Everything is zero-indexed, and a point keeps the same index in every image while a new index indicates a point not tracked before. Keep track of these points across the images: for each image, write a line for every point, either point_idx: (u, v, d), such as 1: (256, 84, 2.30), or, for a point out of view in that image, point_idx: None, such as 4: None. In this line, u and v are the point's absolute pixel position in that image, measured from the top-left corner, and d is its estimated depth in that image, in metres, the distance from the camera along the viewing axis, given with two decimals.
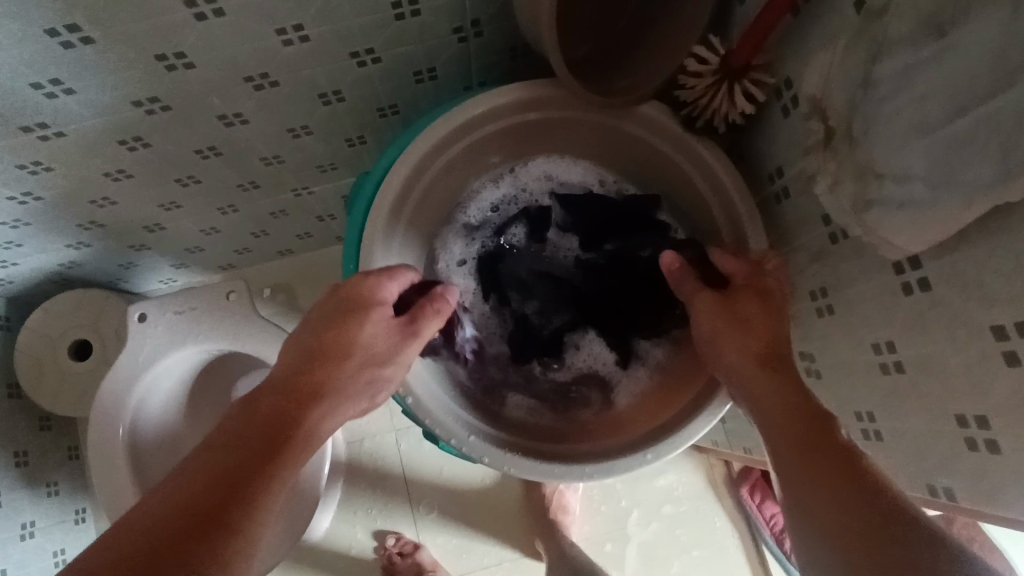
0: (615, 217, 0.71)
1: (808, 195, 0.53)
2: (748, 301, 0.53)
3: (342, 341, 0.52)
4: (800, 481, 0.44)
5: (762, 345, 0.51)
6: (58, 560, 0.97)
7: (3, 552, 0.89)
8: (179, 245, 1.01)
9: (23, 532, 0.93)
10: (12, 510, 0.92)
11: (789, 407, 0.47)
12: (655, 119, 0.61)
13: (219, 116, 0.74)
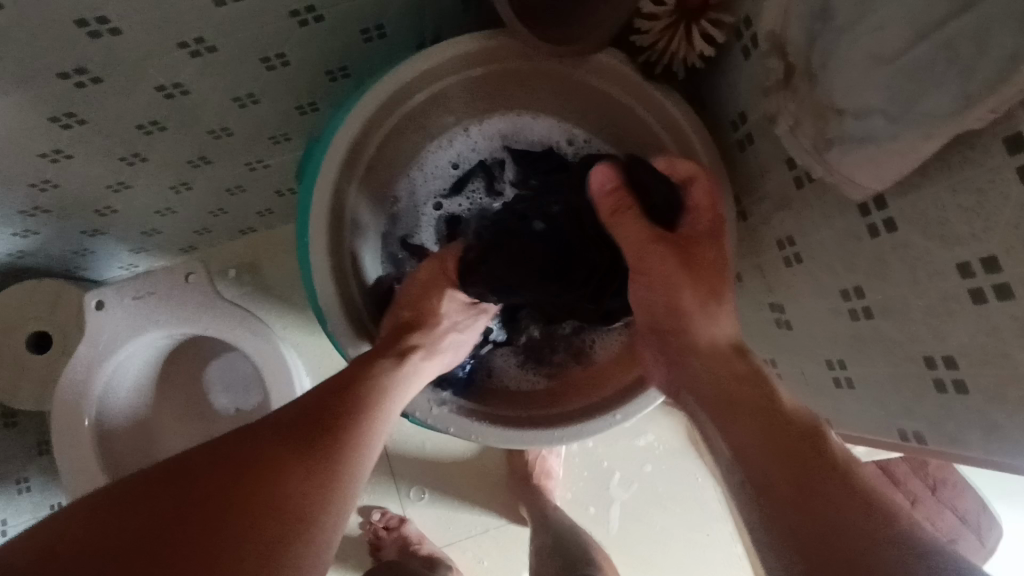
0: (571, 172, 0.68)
1: (771, 140, 0.51)
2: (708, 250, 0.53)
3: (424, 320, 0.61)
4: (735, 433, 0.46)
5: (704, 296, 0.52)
6: None
7: None
8: (134, 228, 0.97)
9: None
10: None
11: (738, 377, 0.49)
12: (610, 67, 0.59)
13: (157, 86, 0.69)
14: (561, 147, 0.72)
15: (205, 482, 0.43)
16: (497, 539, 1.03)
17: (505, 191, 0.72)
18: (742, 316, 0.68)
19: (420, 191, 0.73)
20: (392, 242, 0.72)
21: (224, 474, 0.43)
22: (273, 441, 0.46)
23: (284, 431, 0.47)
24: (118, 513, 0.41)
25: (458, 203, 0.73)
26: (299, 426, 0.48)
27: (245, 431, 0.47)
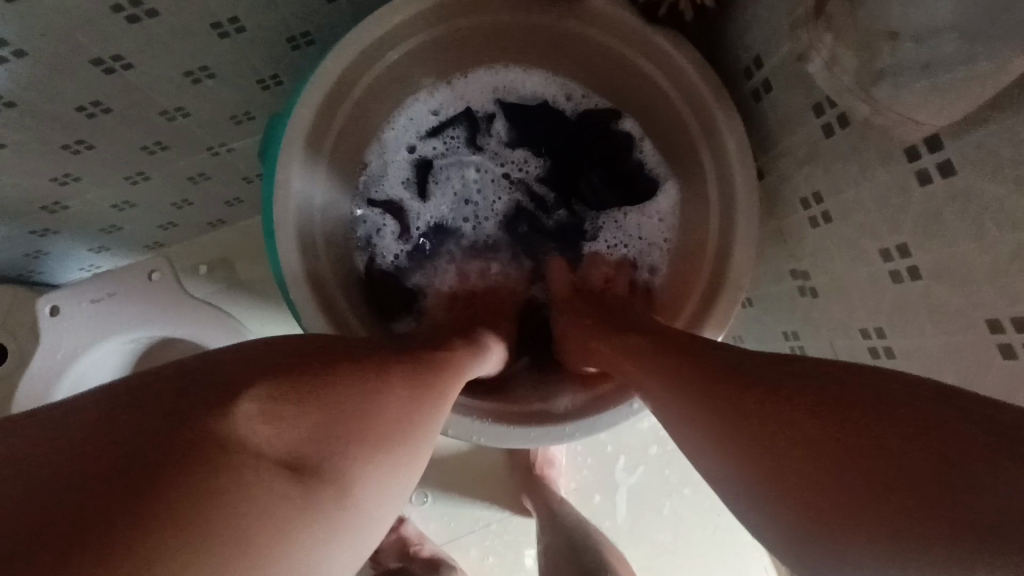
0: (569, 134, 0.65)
1: (795, 85, 0.45)
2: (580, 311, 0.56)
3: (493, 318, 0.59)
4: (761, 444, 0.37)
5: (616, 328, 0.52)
6: None
7: None
8: (89, 225, 0.89)
9: None
10: None
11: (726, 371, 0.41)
12: (607, 13, 0.52)
13: (94, 60, 0.61)
14: (556, 103, 0.66)
15: (331, 390, 0.40)
16: (501, 534, 0.98)
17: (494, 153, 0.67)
18: (760, 287, 0.62)
19: (399, 150, 0.66)
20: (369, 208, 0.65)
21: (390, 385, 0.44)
22: (370, 382, 0.42)
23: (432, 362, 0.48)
24: (169, 391, 0.36)
25: (440, 159, 0.67)
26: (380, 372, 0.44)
27: (335, 358, 0.43)
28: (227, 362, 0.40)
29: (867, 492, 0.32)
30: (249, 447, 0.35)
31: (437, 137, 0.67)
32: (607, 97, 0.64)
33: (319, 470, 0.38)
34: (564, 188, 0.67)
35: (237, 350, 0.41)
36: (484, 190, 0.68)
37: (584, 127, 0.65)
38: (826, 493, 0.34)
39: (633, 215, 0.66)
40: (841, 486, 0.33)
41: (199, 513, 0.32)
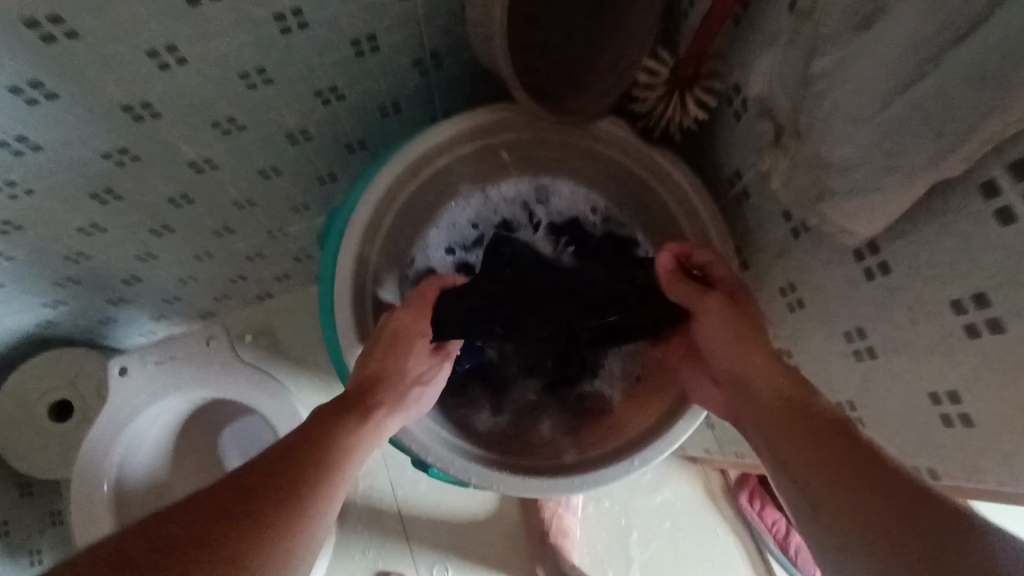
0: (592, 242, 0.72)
1: (766, 194, 0.55)
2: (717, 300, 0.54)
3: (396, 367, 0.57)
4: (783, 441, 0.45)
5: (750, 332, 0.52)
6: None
7: None
8: (156, 296, 1.01)
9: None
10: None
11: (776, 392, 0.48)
12: (613, 133, 0.63)
13: (189, 162, 0.74)
14: (583, 218, 0.74)
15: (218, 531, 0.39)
16: None
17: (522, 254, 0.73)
18: None
19: (442, 249, 0.74)
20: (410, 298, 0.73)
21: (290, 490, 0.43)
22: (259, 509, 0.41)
23: (326, 448, 0.48)
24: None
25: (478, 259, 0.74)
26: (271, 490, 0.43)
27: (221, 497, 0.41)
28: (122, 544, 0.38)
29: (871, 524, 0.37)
30: None
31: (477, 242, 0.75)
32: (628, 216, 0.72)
33: None
34: None
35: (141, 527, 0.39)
36: None
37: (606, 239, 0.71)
38: (842, 476, 0.40)
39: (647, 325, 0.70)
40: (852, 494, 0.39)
41: None
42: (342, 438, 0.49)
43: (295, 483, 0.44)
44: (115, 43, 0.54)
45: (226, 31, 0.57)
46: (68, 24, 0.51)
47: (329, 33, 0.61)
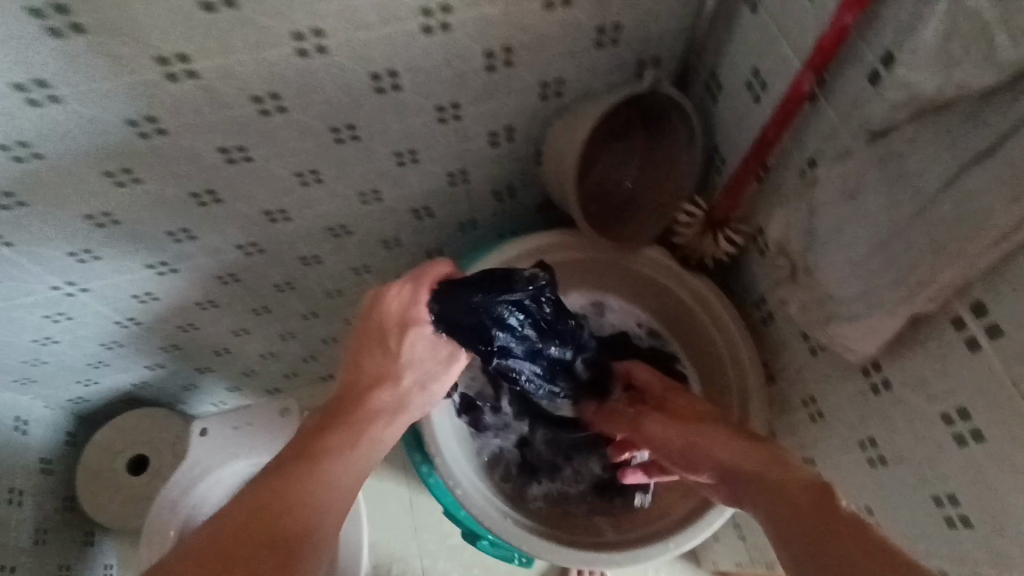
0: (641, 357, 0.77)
1: (786, 317, 0.65)
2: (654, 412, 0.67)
3: (387, 370, 0.63)
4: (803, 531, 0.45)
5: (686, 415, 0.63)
6: None
7: None
8: (237, 369, 1.14)
9: None
10: None
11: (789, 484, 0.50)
12: (656, 260, 0.73)
13: (300, 257, 0.89)
14: (635, 336, 0.79)
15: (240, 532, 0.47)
16: None
17: None
18: None
19: None
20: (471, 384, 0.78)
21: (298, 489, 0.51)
22: (275, 515, 0.49)
23: (323, 451, 0.56)
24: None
25: None
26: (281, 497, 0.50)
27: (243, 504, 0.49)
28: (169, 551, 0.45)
29: None
30: None
31: None
32: (675, 333, 0.78)
33: None
34: None
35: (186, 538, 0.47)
36: None
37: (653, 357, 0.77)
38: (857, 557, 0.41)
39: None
40: None
41: None
42: (338, 441, 0.57)
43: (299, 488, 0.52)
44: (274, 166, 0.71)
45: (357, 160, 0.73)
46: (248, 152, 0.68)
47: (433, 166, 0.78)
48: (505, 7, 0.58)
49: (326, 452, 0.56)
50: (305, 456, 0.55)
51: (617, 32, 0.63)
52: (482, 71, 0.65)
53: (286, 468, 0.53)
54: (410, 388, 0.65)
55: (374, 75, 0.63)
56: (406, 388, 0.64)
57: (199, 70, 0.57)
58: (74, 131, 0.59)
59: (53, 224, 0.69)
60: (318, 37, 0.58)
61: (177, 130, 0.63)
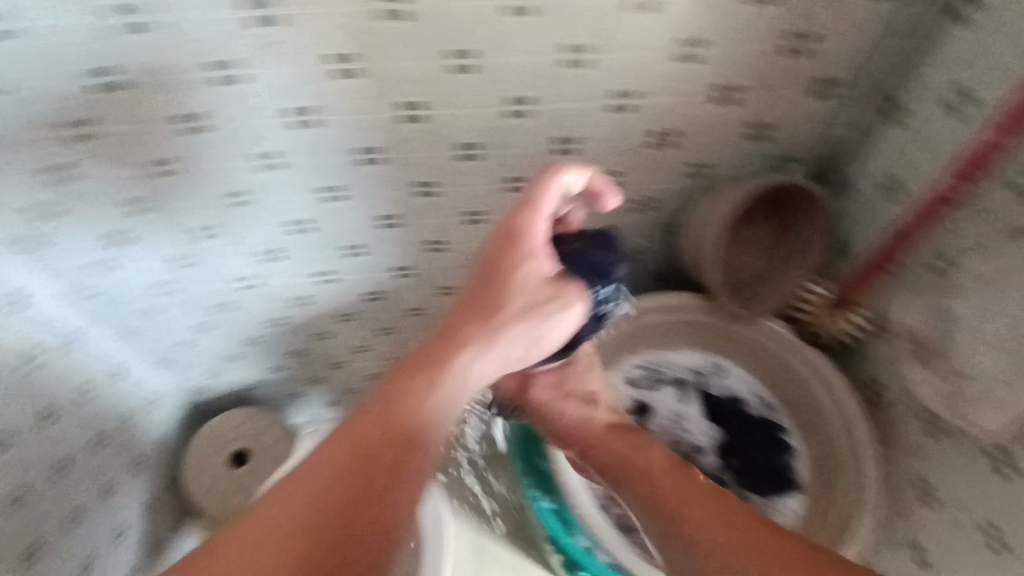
0: (750, 420, 0.82)
1: (905, 400, 0.70)
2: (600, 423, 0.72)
3: (497, 296, 0.61)
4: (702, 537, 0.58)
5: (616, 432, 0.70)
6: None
7: None
8: (342, 382, 1.22)
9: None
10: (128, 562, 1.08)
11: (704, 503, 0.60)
12: (777, 331, 0.81)
13: (438, 287, 0.97)
14: (749, 404, 0.83)
15: (354, 461, 0.53)
16: None
17: (688, 409, 0.83)
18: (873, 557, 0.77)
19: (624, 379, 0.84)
20: None
21: (392, 425, 0.54)
22: (381, 448, 0.54)
23: (427, 377, 0.57)
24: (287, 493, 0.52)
25: (652, 398, 0.83)
26: (387, 427, 0.54)
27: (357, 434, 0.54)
28: (304, 468, 0.53)
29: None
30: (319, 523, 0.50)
31: (652, 387, 0.84)
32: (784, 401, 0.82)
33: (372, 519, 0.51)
34: (744, 452, 0.80)
35: (318, 456, 0.54)
36: (677, 433, 0.81)
37: (762, 422, 0.82)
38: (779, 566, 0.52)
39: (774, 503, 0.77)
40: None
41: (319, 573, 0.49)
42: (441, 371, 0.58)
43: (399, 420, 0.55)
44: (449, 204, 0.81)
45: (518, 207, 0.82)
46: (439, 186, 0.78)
47: None
48: (686, 96, 0.68)
49: (430, 381, 0.57)
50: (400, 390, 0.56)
51: (769, 131, 0.73)
52: (647, 147, 0.74)
53: (385, 398, 0.56)
54: (516, 317, 0.61)
55: (558, 138, 0.72)
56: (516, 316, 0.61)
57: (431, 113, 0.67)
58: (316, 151, 0.71)
59: (265, 226, 0.81)
60: (529, 104, 0.67)
61: (393, 161, 0.73)
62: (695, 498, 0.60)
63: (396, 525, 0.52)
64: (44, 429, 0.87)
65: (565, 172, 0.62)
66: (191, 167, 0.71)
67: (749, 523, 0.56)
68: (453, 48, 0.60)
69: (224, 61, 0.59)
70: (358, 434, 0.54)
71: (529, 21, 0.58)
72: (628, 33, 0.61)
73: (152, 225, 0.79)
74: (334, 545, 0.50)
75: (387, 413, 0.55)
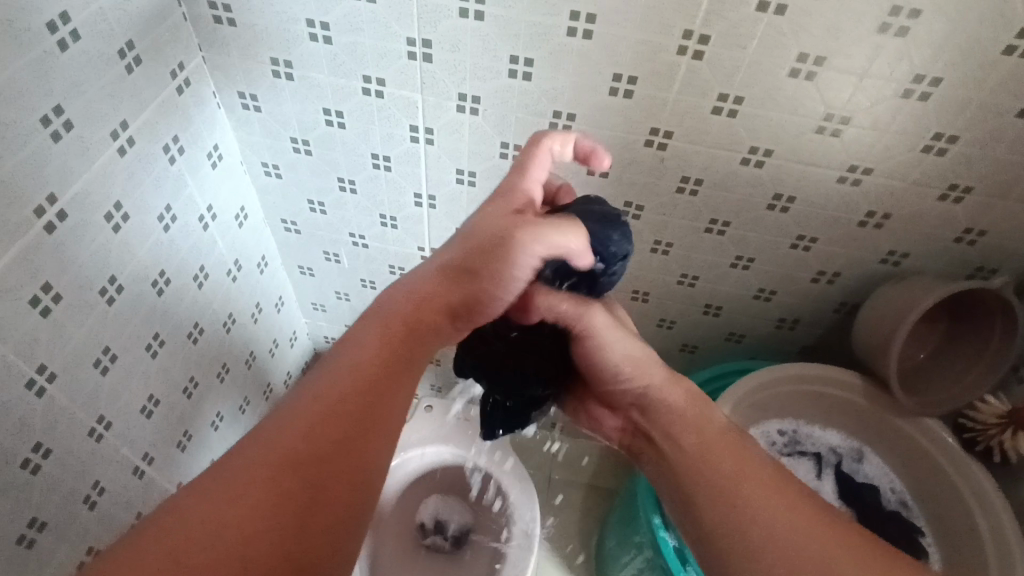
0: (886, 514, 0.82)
1: None
2: (659, 370, 0.67)
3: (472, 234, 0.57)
4: (739, 483, 0.56)
5: (678, 387, 0.66)
6: None
7: None
8: (450, 372, 1.25)
9: None
10: None
11: (754, 464, 0.57)
12: (934, 431, 0.79)
13: None
14: (885, 500, 0.84)
15: (327, 417, 0.47)
16: None
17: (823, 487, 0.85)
18: None
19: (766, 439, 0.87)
20: None
21: (350, 390, 0.49)
22: (358, 404, 0.48)
23: (404, 326, 0.54)
24: (248, 458, 0.44)
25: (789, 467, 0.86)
26: (364, 381, 0.49)
27: (326, 390, 0.48)
28: (267, 429, 0.46)
29: (816, 536, 0.51)
30: (291, 484, 0.43)
31: (790, 455, 0.87)
32: (922, 507, 0.83)
33: (358, 470, 0.47)
34: None
35: (283, 416, 0.47)
36: None
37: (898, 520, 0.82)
38: (824, 532, 0.52)
39: None
40: (821, 543, 0.51)
41: (297, 542, 0.42)
42: (419, 324, 0.54)
43: (374, 371, 0.51)
44: (644, 231, 0.85)
45: (706, 249, 0.85)
46: (641, 211, 0.81)
47: (754, 277, 0.88)
48: (915, 184, 0.71)
49: (404, 333, 0.53)
50: (353, 349, 0.52)
51: (980, 236, 0.75)
52: (855, 224, 0.77)
53: (355, 350, 0.51)
54: (491, 241, 0.55)
55: (777, 195, 0.75)
56: (501, 247, 0.55)
57: (671, 144, 0.72)
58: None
59: (471, 205, 0.87)
60: (765, 155, 0.71)
61: (614, 177, 0.78)
62: (742, 483, 0.56)
63: (377, 474, 0.48)
64: (223, 332, 0.95)
65: (549, 136, 0.62)
66: (435, 140, 0.78)
67: (812, 512, 0.53)
68: (724, 90, 0.65)
69: (516, 54, 0.66)
70: (330, 383, 0.49)
71: (801, 83, 0.63)
72: (889, 115, 0.65)
73: (374, 180, 0.87)
74: (317, 498, 0.44)
75: (343, 374, 0.49)
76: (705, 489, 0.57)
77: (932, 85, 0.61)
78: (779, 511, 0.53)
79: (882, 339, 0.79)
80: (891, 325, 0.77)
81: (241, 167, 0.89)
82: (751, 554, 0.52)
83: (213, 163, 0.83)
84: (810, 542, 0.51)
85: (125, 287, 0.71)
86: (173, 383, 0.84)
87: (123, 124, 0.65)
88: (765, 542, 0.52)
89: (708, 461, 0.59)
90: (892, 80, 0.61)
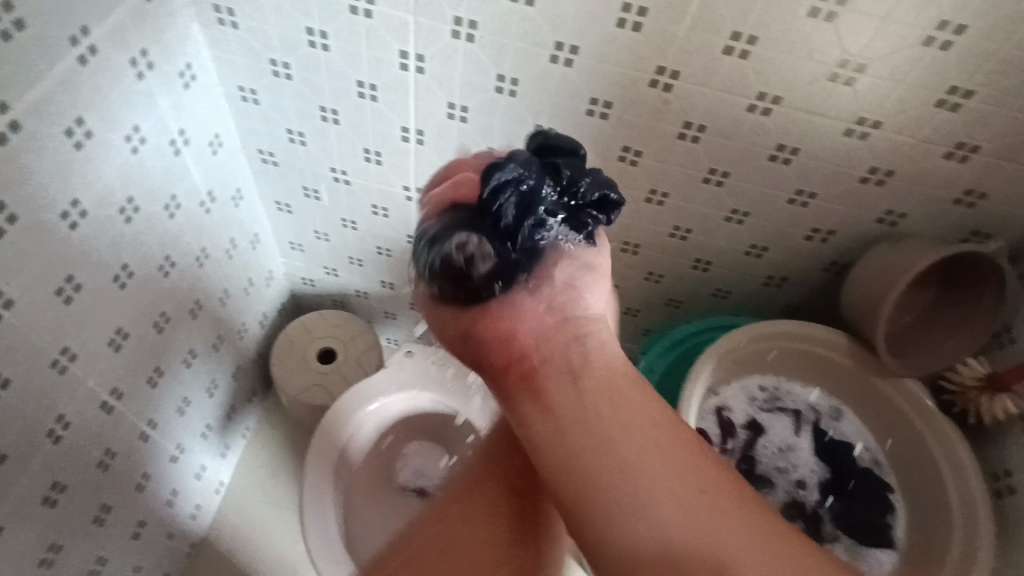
0: (857, 470, 0.84)
1: None
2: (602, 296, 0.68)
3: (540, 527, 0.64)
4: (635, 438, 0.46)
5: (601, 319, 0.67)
6: (203, 433, 1.08)
7: (194, 440, 1.05)
8: None
9: (204, 430, 1.09)
10: (209, 408, 1.08)
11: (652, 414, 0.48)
12: (913, 391, 0.80)
13: None
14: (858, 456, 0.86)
15: None
16: None
17: (798, 441, 0.86)
18: None
19: (747, 394, 0.87)
20: (707, 416, 0.85)
21: None
22: None
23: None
24: None
25: (767, 421, 0.87)
26: None
27: None
28: None
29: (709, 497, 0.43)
30: None
31: (769, 409, 0.87)
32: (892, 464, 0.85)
33: None
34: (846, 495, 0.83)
35: None
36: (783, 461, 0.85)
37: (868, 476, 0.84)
38: (719, 492, 0.44)
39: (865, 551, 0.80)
40: (708, 503, 0.43)
41: None
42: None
43: None
44: (640, 178, 0.81)
45: (701, 201, 0.83)
46: (639, 156, 0.78)
47: (748, 232, 0.87)
48: (923, 141, 0.69)
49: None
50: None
51: (980, 199, 0.74)
52: (856, 181, 0.75)
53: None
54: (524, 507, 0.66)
55: (780, 145, 0.73)
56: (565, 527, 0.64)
57: (677, 85, 0.68)
58: (548, 86, 0.72)
59: (462, 144, 0.83)
60: (772, 102, 0.68)
61: (614, 119, 0.74)
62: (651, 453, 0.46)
63: None
64: (196, 266, 0.91)
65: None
66: (426, 69, 0.73)
67: (701, 467, 0.45)
68: (739, 29, 0.61)
69: None
70: None
71: (819, 24, 0.60)
72: (906, 65, 0.62)
73: (360, 111, 0.82)
74: None
75: None
76: (586, 442, 0.47)
77: (955, 34, 0.58)
78: (671, 467, 0.45)
79: (873, 297, 0.78)
80: (882, 283, 0.77)
81: (216, 89, 0.82)
82: (645, 522, 0.43)
83: (186, 83, 0.76)
84: (698, 505, 0.43)
85: (89, 212, 0.66)
86: (144, 317, 0.81)
87: (84, 29, 0.59)
88: (645, 505, 0.43)
89: (576, 397, 0.49)
90: (914, 27, 0.58)
